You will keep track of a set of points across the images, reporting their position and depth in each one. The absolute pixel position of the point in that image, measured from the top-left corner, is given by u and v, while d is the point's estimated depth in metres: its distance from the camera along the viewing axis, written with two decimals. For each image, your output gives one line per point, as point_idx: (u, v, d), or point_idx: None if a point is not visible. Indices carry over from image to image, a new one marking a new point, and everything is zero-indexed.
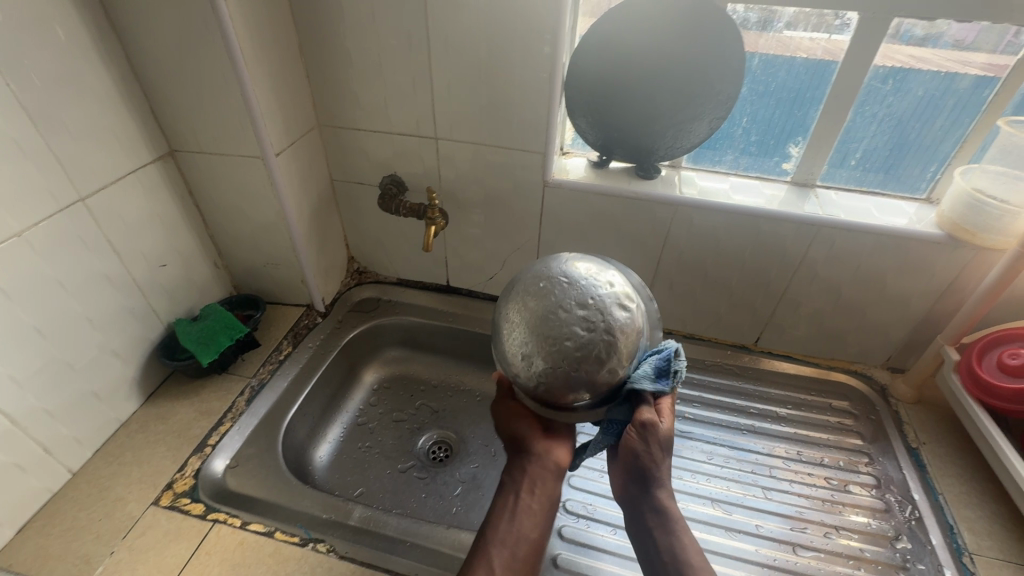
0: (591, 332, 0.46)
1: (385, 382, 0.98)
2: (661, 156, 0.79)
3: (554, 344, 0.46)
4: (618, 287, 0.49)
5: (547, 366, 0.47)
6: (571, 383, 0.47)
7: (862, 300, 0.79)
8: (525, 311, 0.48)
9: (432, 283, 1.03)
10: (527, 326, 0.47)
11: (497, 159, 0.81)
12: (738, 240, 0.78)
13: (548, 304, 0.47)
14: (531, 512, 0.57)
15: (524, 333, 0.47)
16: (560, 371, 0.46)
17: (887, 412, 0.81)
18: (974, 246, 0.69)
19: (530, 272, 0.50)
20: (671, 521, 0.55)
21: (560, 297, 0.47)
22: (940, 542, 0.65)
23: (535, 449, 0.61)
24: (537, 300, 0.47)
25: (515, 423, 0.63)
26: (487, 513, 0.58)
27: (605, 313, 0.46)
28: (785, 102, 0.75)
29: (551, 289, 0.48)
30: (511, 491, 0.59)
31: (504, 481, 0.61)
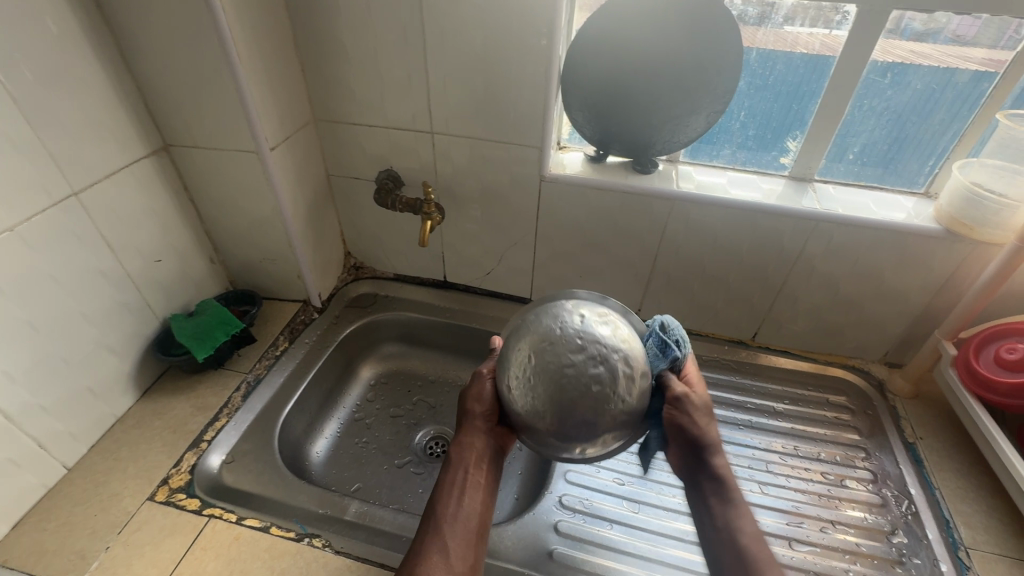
0: (592, 382, 0.47)
1: (382, 378, 0.98)
2: (659, 150, 0.79)
3: (559, 395, 0.47)
4: (620, 334, 0.51)
5: (555, 415, 0.48)
6: (579, 429, 0.49)
7: (860, 295, 0.79)
8: (530, 363, 0.49)
9: (429, 279, 1.03)
10: (533, 377, 0.49)
11: (494, 153, 0.80)
12: (735, 235, 0.78)
13: (551, 356, 0.48)
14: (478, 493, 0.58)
15: (531, 383, 0.49)
16: (568, 419, 0.48)
17: (884, 408, 0.81)
18: (972, 241, 0.69)
19: (533, 322, 0.52)
20: (732, 498, 0.57)
21: (562, 348, 0.48)
22: (936, 537, 0.65)
23: (488, 432, 0.60)
24: (541, 351, 0.49)
25: (481, 401, 0.60)
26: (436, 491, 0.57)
27: (607, 362, 0.48)
28: (783, 96, 0.75)
29: (553, 340, 0.49)
30: (463, 469, 0.58)
31: (452, 458, 0.59)
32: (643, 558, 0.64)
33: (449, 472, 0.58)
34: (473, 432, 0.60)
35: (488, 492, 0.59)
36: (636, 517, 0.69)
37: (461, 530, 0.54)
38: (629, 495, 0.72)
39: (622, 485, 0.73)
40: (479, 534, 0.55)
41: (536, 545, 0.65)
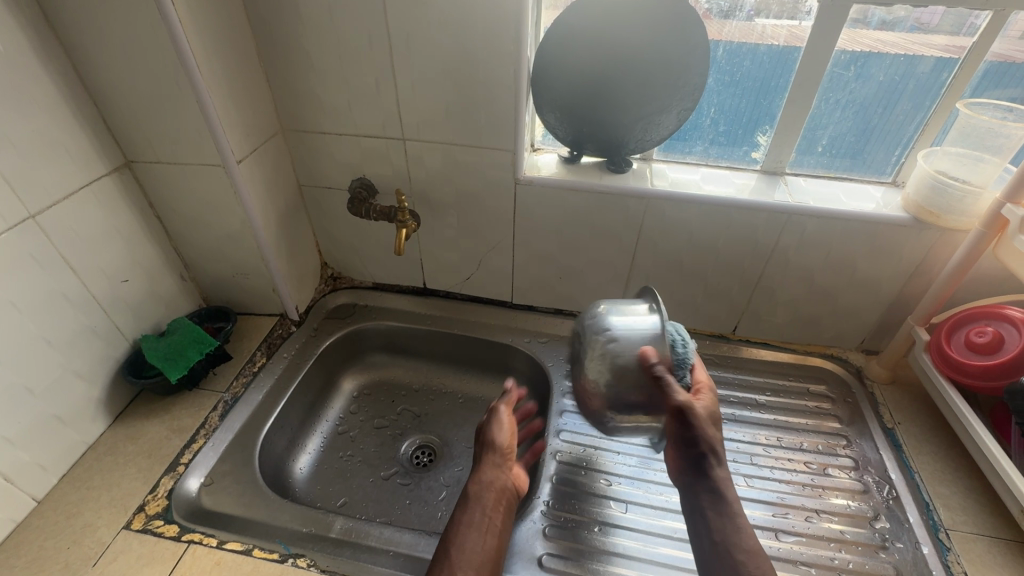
0: (629, 379, 0.58)
1: (365, 389, 0.97)
2: (632, 149, 0.79)
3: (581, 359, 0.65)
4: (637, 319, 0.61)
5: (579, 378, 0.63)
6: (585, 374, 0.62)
7: (834, 285, 0.80)
8: (600, 369, 0.59)
9: (408, 286, 1.02)
10: (598, 376, 0.59)
11: (468, 158, 0.80)
12: (711, 231, 0.79)
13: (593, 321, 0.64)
14: (497, 526, 0.60)
15: (596, 371, 0.60)
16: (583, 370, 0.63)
17: (862, 394, 0.82)
18: (938, 228, 0.70)
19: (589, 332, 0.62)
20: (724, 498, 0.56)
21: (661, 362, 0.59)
22: (917, 520, 0.67)
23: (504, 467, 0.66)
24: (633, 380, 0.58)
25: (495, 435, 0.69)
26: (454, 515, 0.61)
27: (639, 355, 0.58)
28: (750, 91, 0.76)
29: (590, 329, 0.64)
30: (479, 500, 0.62)
31: (472, 489, 0.64)
32: (635, 560, 0.64)
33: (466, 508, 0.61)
34: (489, 467, 0.66)
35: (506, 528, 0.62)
36: (624, 517, 0.69)
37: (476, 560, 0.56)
38: (617, 496, 0.71)
39: (611, 486, 0.73)
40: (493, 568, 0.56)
41: (526, 552, 0.65)
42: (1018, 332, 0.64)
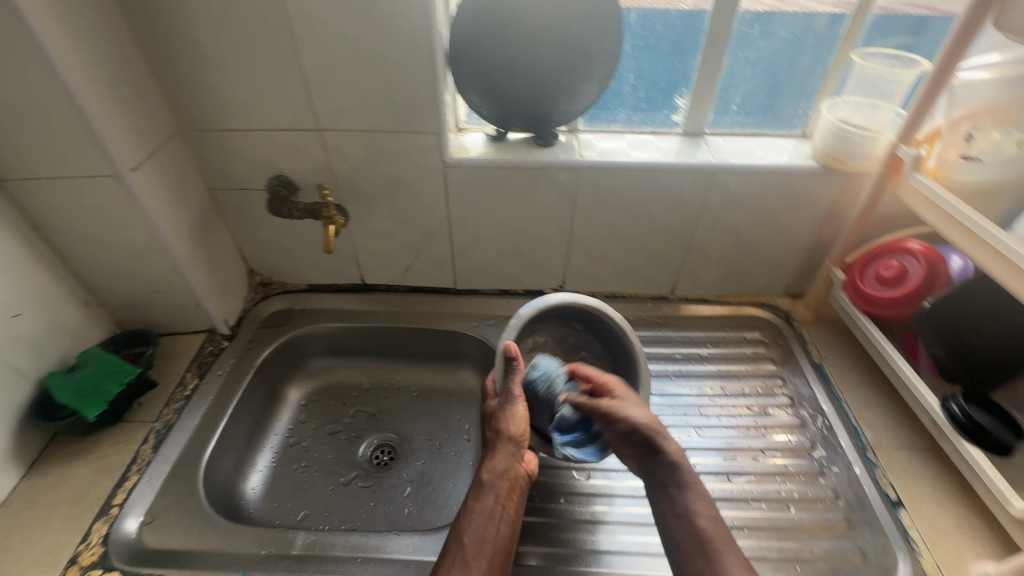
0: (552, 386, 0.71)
1: (312, 397, 0.93)
2: (557, 122, 0.79)
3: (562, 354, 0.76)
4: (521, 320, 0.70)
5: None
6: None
7: (759, 236, 0.85)
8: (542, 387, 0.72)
9: (345, 284, 0.97)
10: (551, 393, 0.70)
11: (391, 144, 0.76)
12: (642, 197, 0.80)
13: (544, 323, 0.75)
14: (511, 516, 0.60)
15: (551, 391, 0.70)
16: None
17: (792, 335, 0.88)
18: (846, 173, 0.75)
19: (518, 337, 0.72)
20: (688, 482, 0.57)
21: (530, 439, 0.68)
22: (849, 444, 0.72)
23: (518, 456, 0.64)
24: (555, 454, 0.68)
25: (507, 425, 0.65)
26: (463, 509, 0.60)
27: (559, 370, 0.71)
28: (664, 55, 0.77)
29: (509, 343, 0.67)
30: (492, 494, 0.61)
31: (484, 483, 0.62)
32: (604, 522, 0.67)
33: (478, 495, 0.61)
34: (502, 458, 0.63)
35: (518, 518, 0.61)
36: (588, 484, 0.71)
37: (486, 556, 0.55)
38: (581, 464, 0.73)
39: None
40: (505, 560, 0.56)
41: None
42: (918, 263, 0.70)
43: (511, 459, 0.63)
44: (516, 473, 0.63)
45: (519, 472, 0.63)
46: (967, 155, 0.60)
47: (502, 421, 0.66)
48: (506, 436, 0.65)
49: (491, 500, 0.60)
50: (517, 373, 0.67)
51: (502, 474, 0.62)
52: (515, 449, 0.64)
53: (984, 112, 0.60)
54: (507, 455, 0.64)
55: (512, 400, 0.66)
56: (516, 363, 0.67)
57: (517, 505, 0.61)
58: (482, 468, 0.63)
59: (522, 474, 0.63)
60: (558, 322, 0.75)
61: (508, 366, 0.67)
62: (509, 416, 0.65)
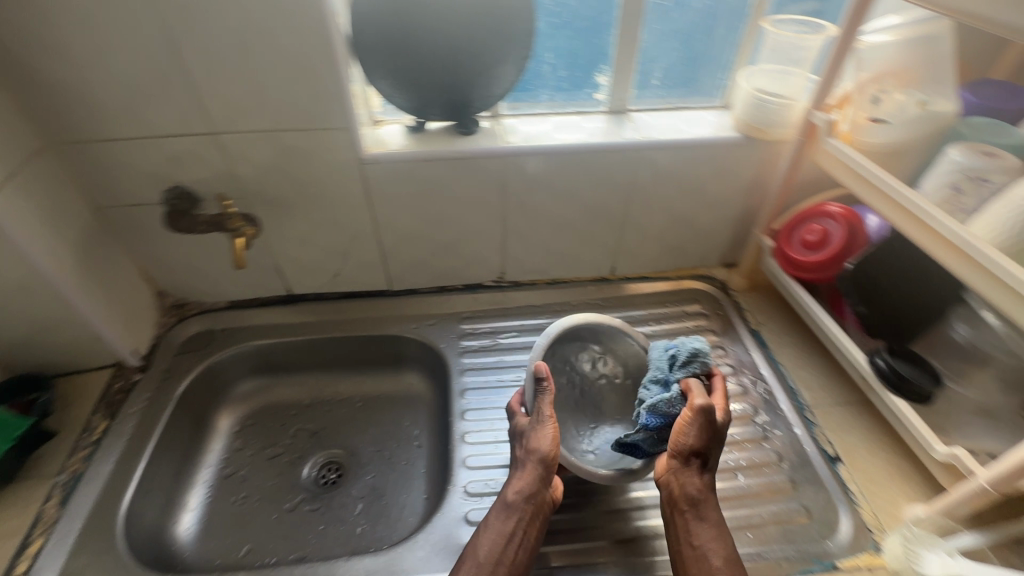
0: (586, 402, 0.74)
1: (246, 421, 0.86)
2: (478, 108, 0.76)
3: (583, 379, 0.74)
4: (556, 332, 0.68)
5: (590, 401, 0.74)
6: (581, 417, 0.73)
7: (690, 210, 0.85)
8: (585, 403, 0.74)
9: (270, 297, 0.90)
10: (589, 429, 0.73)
11: (299, 144, 0.70)
12: (571, 180, 0.78)
13: (564, 348, 0.72)
14: (531, 541, 0.59)
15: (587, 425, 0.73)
16: (578, 409, 0.74)
17: (729, 305, 0.90)
18: (766, 141, 0.76)
19: (555, 354, 0.72)
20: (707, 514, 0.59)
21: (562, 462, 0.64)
22: (788, 406, 0.74)
23: (546, 481, 0.62)
24: (589, 476, 0.63)
25: (539, 444, 0.63)
26: (478, 530, 0.60)
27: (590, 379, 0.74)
28: (580, 31, 0.75)
29: (538, 362, 0.65)
30: (518, 518, 0.60)
31: (507, 503, 0.61)
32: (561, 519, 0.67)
33: (499, 515, 0.60)
34: (529, 479, 0.62)
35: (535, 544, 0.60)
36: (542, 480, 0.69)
37: None
38: None
39: None
40: None
41: (450, 544, 0.64)
42: (839, 225, 0.72)
43: (539, 482, 0.62)
44: (541, 499, 0.62)
45: (546, 498, 0.62)
46: (876, 118, 0.61)
47: (531, 439, 0.64)
48: (537, 458, 0.62)
49: (514, 522, 0.60)
50: (547, 394, 0.65)
51: (528, 498, 0.61)
52: (545, 474, 0.62)
53: (888, 74, 0.61)
54: (535, 478, 0.62)
55: (544, 421, 0.64)
56: (547, 384, 0.65)
57: (538, 529, 0.61)
58: (506, 488, 0.62)
59: (546, 500, 0.62)
60: (577, 345, 0.73)
61: (538, 387, 0.65)
62: (541, 436, 0.63)
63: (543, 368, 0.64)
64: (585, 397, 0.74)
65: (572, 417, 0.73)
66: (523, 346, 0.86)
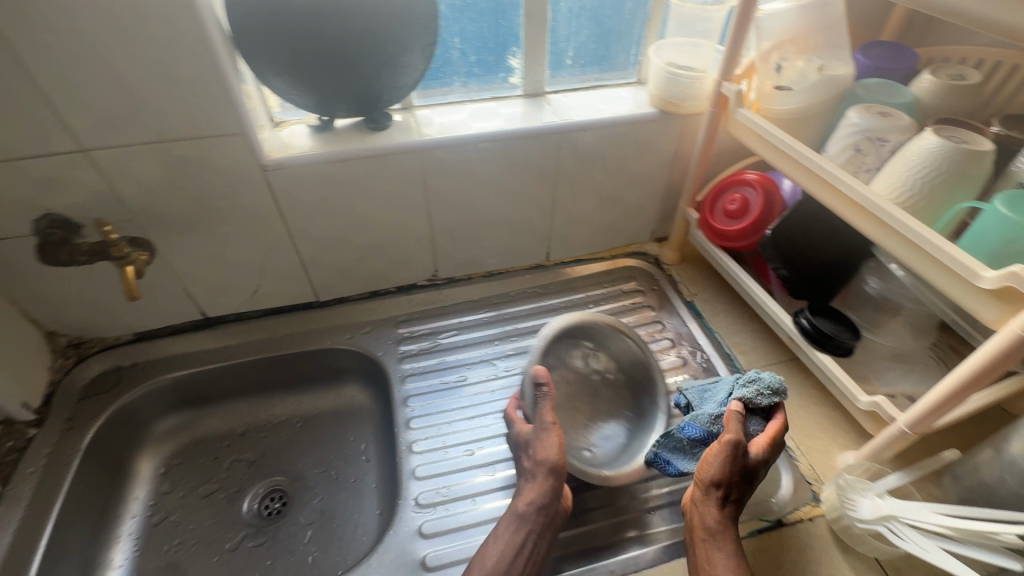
0: (582, 401, 0.72)
1: (172, 461, 0.79)
2: (387, 101, 0.71)
3: (576, 379, 0.72)
4: (551, 330, 0.67)
5: (585, 402, 0.72)
6: (580, 421, 0.70)
7: (617, 189, 0.85)
8: (583, 403, 0.72)
9: (183, 323, 0.82)
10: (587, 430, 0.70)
11: (187, 157, 0.63)
12: (494, 169, 0.76)
13: (558, 349, 0.70)
14: (541, 552, 0.57)
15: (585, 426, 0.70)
16: (573, 411, 0.71)
17: (664, 279, 0.91)
18: (681, 115, 0.76)
19: (552, 352, 0.70)
20: (724, 542, 0.54)
21: (573, 470, 0.61)
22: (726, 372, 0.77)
23: (558, 493, 0.58)
24: (585, 477, 0.61)
25: (546, 451, 0.59)
26: (487, 539, 0.58)
27: (585, 377, 0.72)
28: (486, 13, 0.71)
29: (536, 367, 0.63)
30: (527, 530, 0.57)
31: (519, 514, 0.58)
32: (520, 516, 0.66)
33: (509, 525, 0.57)
34: (539, 490, 0.58)
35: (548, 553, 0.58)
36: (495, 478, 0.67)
37: None
38: (485, 460, 0.69)
39: (474, 455, 0.70)
40: None
41: (405, 560, 0.61)
42: (757, 192, 0.74)
43: (552, 493, 0.58)
44: (552, 509, 0.58)
45: (557, 508, 0.59)
46: (780, 86, 0.63)
47: (539, 447, 0.60)
48: (547, 467, 0.59)
49: (524, 534, 0.57)
50: (547, 400, 0.62)
51: (540, 509, 0.58)
52: (555, 486, 0.59)
53: (790, 43, 0.62)
54: (547, 488, 0.58)
55: (547, 428, 0.60)
56: (546, 389, 0.62)
57: (550, 542, 0.58)
58: (516, 498, 0.60)
59: (559, 510, 0.59)
60: (570, 344, 0.72)
61: (537, 393, 0.62)
62: (548, 442, 0.60)
63: (541, 373, 0.62)
64: (582, 398, 0.72)
65: (568, 421, 0.70)
66: (465, 344, 0.83)
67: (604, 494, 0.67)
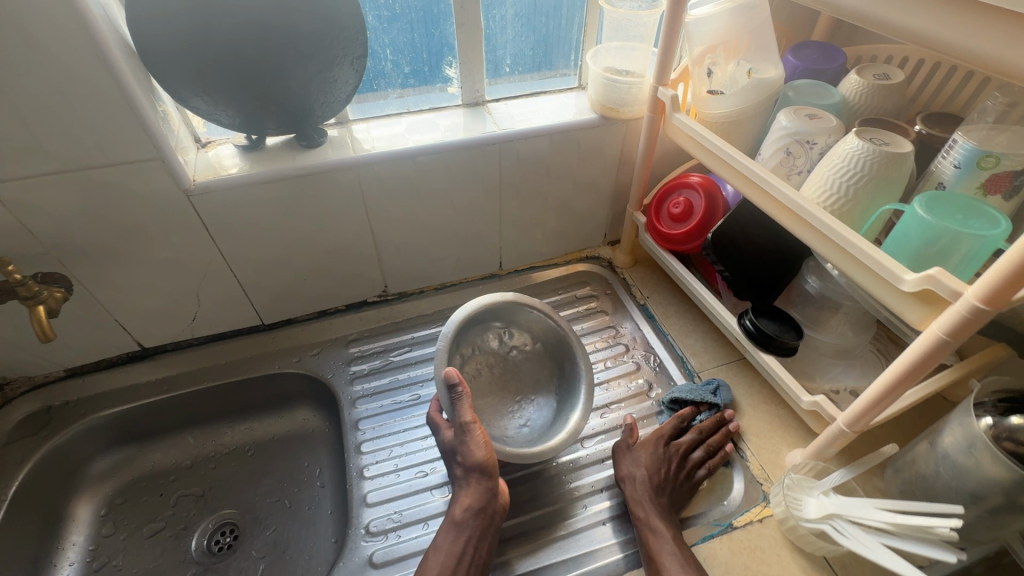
0: (505, 377, 0.72)
1: (114, 501, 0.75)
2: (320, 117, 0.69)
3: (493, 360, 0.72)
4: (453, 323, 0.65)
5: (508, 378, 0.72)
6: (507, 399, 0.71)
7: (565, 196, 0.84)
8: (506, 381, 0.72)
9: (120, 355, 0.78)
10: (517, 406, 0.71)
11: (105, 185, 0.60)
12: (436, 182, 0.74)
13: (468, 335, 0.70)
14: (484, 556, 0.57)
15: (515, 403, 0.71)
16: (499, 390, 0.71)
17: (617, 282, 0.91)
18: (623, 121, 0.76)
19: (460, 342, 0.69)
20: (650, 520, 0.59)
21: (504, 459, 0.61)
22: (678, 375, 0.78)
23: (490, 492, 0.60)
24: (529, 458, 0.61)
25: (473, 454, 0.59)
26: (430, 551, 0.58)
27: (504, 355, 0.72)
28: (416, 24, 0.69)
29: (447, 368, 0.61)
30: (466, 538, 0.57)
31: (456, 520, 0.59)
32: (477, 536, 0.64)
33: (447, 535, 0.58)
34: (474, 493, 0.59)
35: (490, 556, 0.58)
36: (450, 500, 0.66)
37: None
38: (439, 481, 0.68)
39: (427, 476, 0.68)
40: None
41: None
42: (699, 195, 0.74)
43: (486, 495, 0.59)
44: (487, 509, 0.59)
45: (494, 508, 0.60)
46: (713, 90, 0.63)
47: (466, 449, 0.60)
48: (477, 470, 0.59)
49: (464, 541, 0.57)
50: (465, 399, 0.60)
51: (477, 513, 0.59)
52: (487, 487, 0.59)
53: (721, 46, 0.61)
54: (479, 487, 0.59)
55: (470, 428, 0.60)
56: (462, 389, 0.60)
57: (492, 543, 0.59)
58: (452, 506, 0.60)
59: (495, 509, 0.60)
60: (479, 328, 0.71)
61: (453, 395, 0.60)
62: (474, 445, 0.59)
63: (454, 374, 0.60)
64: (503, 375, 0.72)
65: (495, 400, 0.71)
66: (418, 360, 0.81)
67: (560, 509, 0.66)
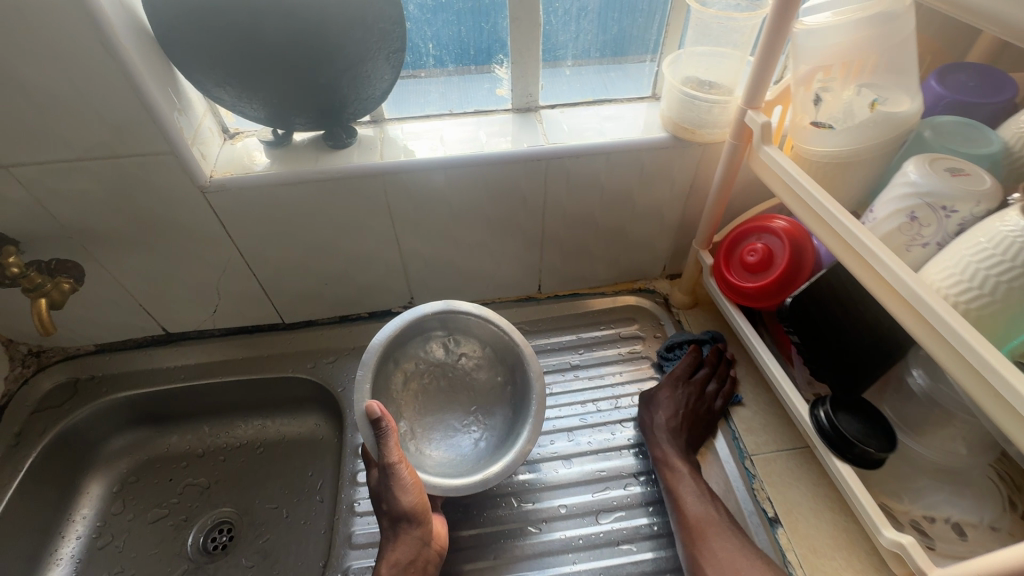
0: (455, 390, 0.65)
1: (125, 480, 0.76)
2: (351, 115, 0.62)
3: (438, 372, 0.65)
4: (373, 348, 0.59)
5: (457, 390, 0.65)
6: (459, 414, 0.64)
7: (619, 221, 0.73)
8: (456, 395, 0.64)
9: (145, 337, 0.78)
10: (472, 420, 0.64)
11: (121, 176, 0.57)
12: (470, 198, 0.66)
13: (402, 350, 0.63)
14: None
15: (469, 418, 0.64)
16: (448, 403, 0.64)
17: (670, 325, 0.79)
18: (698, 143, 0.63)
19: (393, 363, 0.62)
20: (670, 460, 0.62)
21: (439, 493, 0.55)
22: (726, 454, 0.65)
23: (419, 536, 0.53)
24: (472, 489, 0.55)
25: (401, 502, 0.52)
26: None
27: (453, 366, 0.65)
28: (465, 15, 0.61)
29: (371, 402, 0.51)
30: None
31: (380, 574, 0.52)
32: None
33: None
34: (401, 541, 0.53)
35: None
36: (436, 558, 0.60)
37: None
38: None
39: None
40: None
41: None
42: (781, 242, 0.61)
43: (418, 544, 0.53)
44: (417, 558, 0.53)
45: (425, 556, 0.54)
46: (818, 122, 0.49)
47: (394, 493, 0.52)
48: (405, 517, 0.53)
49: None
50: (391, 437, 0.51)
51: (406, 567, 0.52)
52: (416, 531, 0.53)
53: (837, 65, 0.48)
54: (406, 532, 0.53)
55: (394, 469, 0.52)
56: (387, 424, 0.51)
57: None
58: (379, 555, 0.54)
59: (424, 555, 0.54)
60: (418, 339, 0.64)
61: (377, 432, 0.51)
62: (400, 489, 0.52)
63: (377, 409, 0.51)
64: (453, 388, 0.65)
65: (444, 415, 0.64)
66: None
67: None
